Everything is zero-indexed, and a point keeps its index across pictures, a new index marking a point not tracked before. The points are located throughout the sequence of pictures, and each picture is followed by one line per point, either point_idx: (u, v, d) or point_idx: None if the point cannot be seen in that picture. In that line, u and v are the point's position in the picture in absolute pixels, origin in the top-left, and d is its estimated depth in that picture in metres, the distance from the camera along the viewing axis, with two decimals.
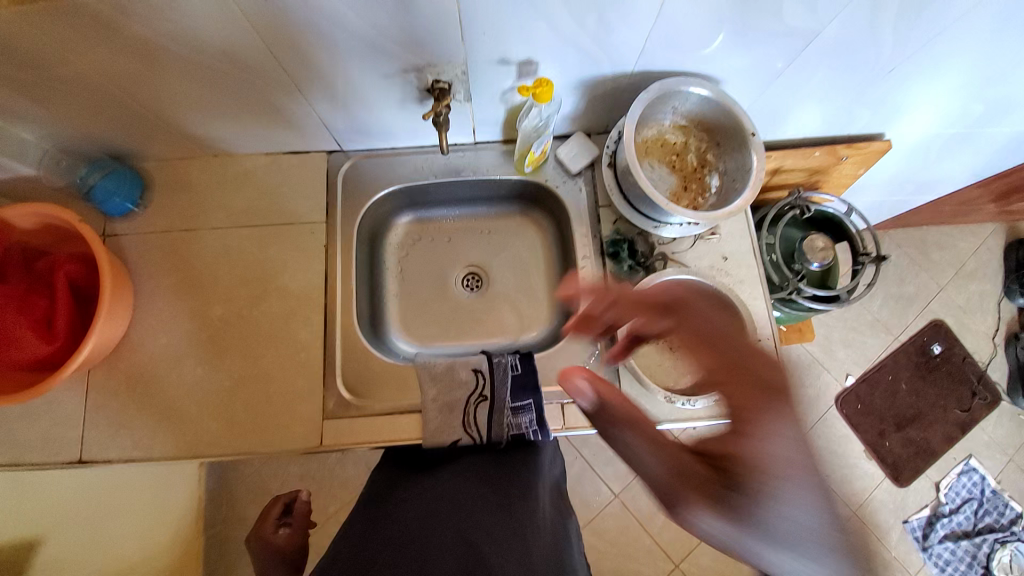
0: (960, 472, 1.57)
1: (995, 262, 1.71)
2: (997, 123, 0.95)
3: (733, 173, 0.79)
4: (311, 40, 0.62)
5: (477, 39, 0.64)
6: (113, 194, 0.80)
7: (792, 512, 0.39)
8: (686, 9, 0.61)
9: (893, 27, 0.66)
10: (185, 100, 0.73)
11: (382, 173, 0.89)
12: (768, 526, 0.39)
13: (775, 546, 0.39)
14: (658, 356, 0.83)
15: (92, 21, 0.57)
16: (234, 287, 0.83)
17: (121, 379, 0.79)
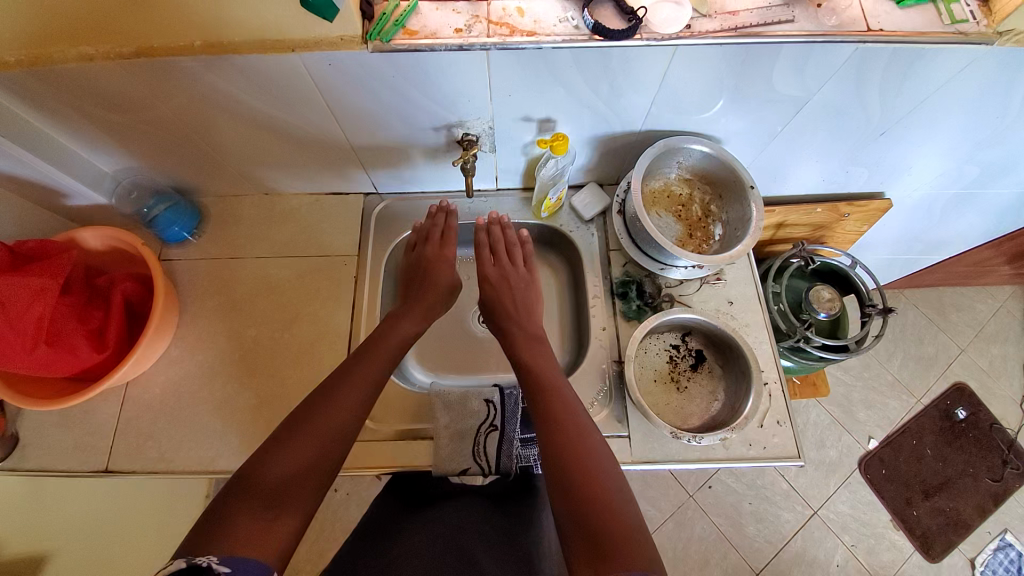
0: (996, 548, 1.47)
1: (1016, 325, 1.69)
2: (994, 185, 1.00)
3: (736, 223, 0.85)
4: (362, 97, 0.72)
5: (504, 100, 0.73)
6: (174, 223, 0.90)
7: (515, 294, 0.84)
8: (686, 78, 0.69)
9: (879, 96, 0.73)
10: (245, 143, 0.83)
11: (411, 214, 0.97)
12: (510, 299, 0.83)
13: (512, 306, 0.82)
14: (665, 395, 0.84)
15: (180, 74, 0.68)
16: (269, 312, 0.89)
17: (156, 393, 0.84)
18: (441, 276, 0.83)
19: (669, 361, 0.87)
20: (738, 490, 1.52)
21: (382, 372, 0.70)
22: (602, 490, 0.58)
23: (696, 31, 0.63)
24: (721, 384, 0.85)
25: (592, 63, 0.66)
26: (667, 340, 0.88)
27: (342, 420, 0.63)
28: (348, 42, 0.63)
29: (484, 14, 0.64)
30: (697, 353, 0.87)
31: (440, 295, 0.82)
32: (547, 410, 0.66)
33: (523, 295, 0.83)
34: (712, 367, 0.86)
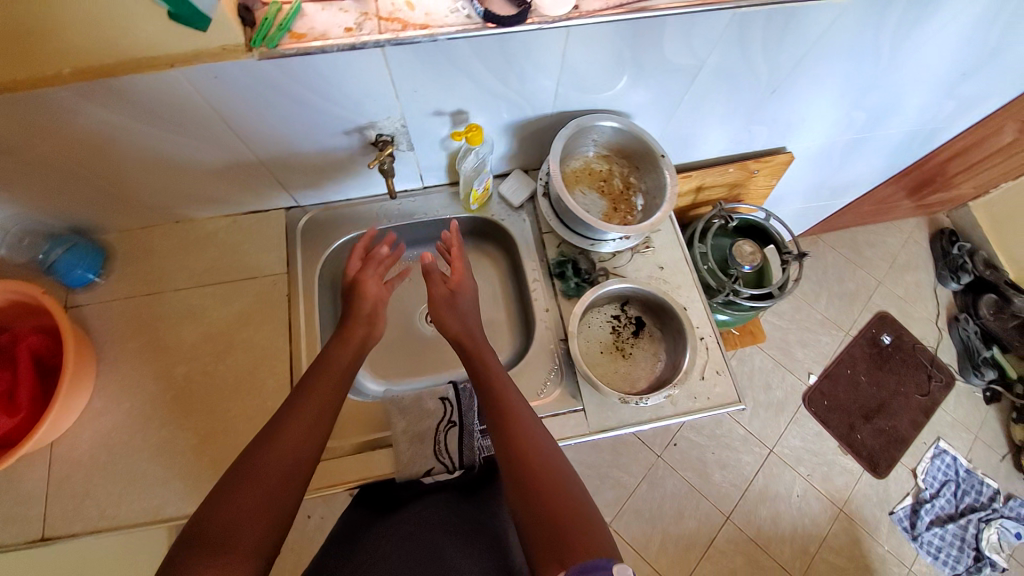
0: (933, 456, 1.65)
1: (923, 253, 1.87)
2: (883, 126, 1.09)
3: (654, 192, 0.89)
4: (264, 109, 0.70)
5: (411, 96, 0.72)
6: (75, 266, 0.83)
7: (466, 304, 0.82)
8: (585, 57, 0.72)
9: (764, 56, 0.79)
10: (146, 172, 0.78)
11: (340, 223, 0.95)
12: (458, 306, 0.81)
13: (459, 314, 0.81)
14: (612, 364, 0.88)
15: (53, 106, 0.62)
16: (198, 345, 0.85)
17: (84, 449, 0.78)
18: (369, 300, 0.79)
19: (611, 332, 0.90)
20: (700, 443, 1.60)
21: (331, 401, 0.68)
22: (563, 487, 0.60)
23: (585, 11, 0.65)
24: (661, 345, 0.89)
25: (491, 50, 0.67)
26: (607, 312, 0.91)
27: (291, 454, 0.60)
28: (231, 52, 0.60)
29: (373, 11, 0.63)
30: (635, 320, 0.91)
31: (368, 321, 0.79)
32: (504, 415, 0.68)
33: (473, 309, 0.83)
34: (651, 333, 0.90)
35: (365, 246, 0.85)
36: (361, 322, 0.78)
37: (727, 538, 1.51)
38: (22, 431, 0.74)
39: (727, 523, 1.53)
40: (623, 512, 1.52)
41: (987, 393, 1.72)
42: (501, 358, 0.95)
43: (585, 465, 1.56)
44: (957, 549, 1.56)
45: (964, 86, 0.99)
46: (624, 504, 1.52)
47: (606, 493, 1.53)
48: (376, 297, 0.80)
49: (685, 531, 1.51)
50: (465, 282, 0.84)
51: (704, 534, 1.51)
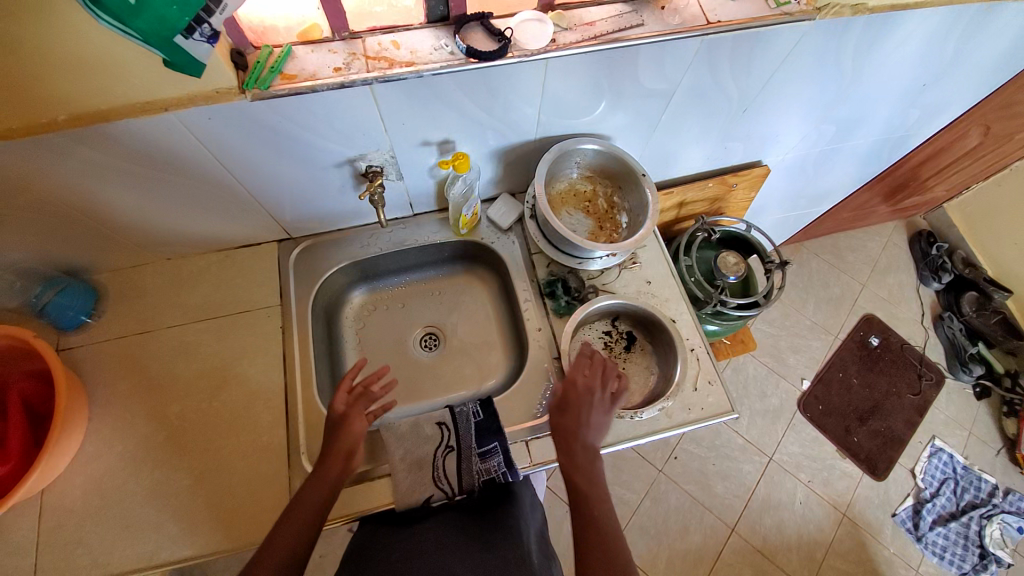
0: (930, 454, 1.66)
1: (903, 254, 1.93)
2: (854, 137, 1.14)
3: (637, 210, 0.91)
4: (255, 146, 0.71)
5: (399, 129, 0.75)
6: (67, 308, 0.83)
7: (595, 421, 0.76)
8: (564, 86, 0.75)
9: (733, 77, 0.83)
10: (137, 210, 0.79)
11: (331, 253, 0.96)
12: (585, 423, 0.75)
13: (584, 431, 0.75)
14: None
15: (47, 150, 0.64)
16: (193, 381, 0.85)
17: (77, 494, 0.77)
18: (352, 440, 0.75)
19: (603, 348, 0.92)
20: (701, 455, 1.61)
21: (306, 533, 0.66)
22: (620, 553, 0.65)
23: (561, 44, 0.69)
24: (653, 359, 0.91)
25: (475, 84, 0.70)
26: (598, 328, 0.93)
27: (290, 544, 0.64)
28: (225, 94, 0.62)
29: (360, 51, 0.66)
30: (626, 336, 0.93)
31: (346, 458, 0.73)
32: (574, 479, 0.72)
33: (597, 417, 0.76)
34: (643, 348, 0.92)
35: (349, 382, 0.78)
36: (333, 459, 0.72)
37: (733, 551, 1.50)
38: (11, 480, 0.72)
39: (733, 535, 1.52)
40: (629, 529, 1.50)
41: (977, 388, 1.75)
42: (496, 379, 0.97)
43: None
44: (962, 547, 1.56)
45: (925, 95, 1.04)
46: (628, 522, 1.51)
47: None
48: (352, 436, 0.75)
49: (691, 546, 1.50)
50: (599, 400, 0.77)
51: (710, 548, 1.50)
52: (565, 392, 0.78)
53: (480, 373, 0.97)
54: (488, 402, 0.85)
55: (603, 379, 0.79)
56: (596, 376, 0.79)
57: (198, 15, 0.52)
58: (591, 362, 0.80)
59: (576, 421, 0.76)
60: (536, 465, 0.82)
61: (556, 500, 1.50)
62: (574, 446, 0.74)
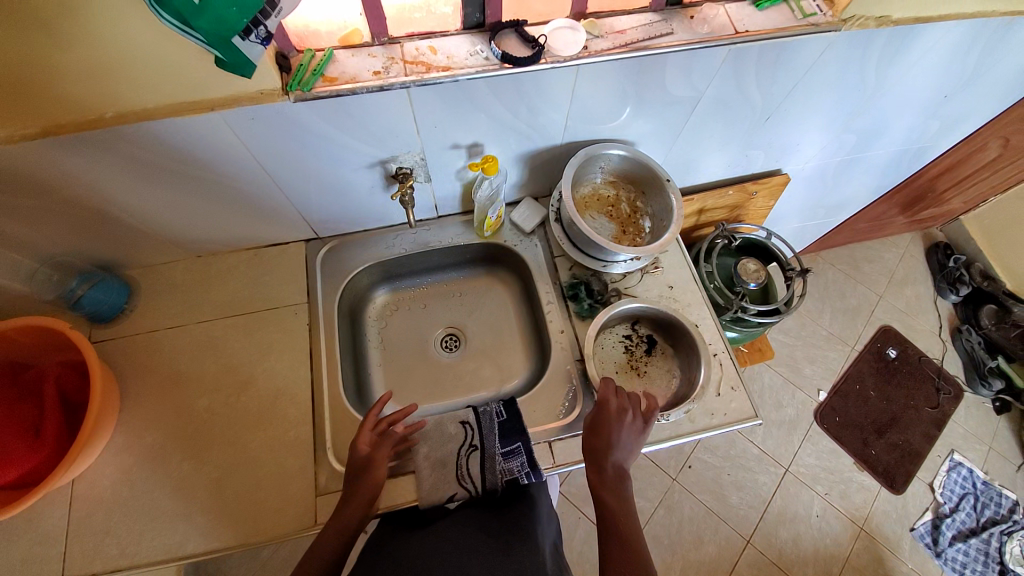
0: (949, 469, 1.63)
1: (920, 266, 1.92)
2: (874, 147, 1.15)
3: (661, 214, 0.92)
4: (292, 146, 0.73)
5: (431, 131, 0.77)
6: (103, 302, 0.85)
7: (625, 443, 0.75)
8: (592, 92, 0.77)
9: (758, 86, 0.84)
10: (173, 207, 0.81)
11: (357, 253, 0.98)
12: (615, 443, 0.75)
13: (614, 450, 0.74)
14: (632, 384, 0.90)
15: (93, 146, 0.66)
16: (221, 376, 0.86)
17: (107, 484, 0.78)
18: (376, 484, 0.73)
19: (624, 352, 0.92)
20: (715, 465, 1.59)
21: (326, 560, 0.66)
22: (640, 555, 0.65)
23: (592, 50, 0.71)
24: (674, 362, 0.91)
25: (508, 89, 0.72)
26: (619, 333, 0.94)
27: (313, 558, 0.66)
28: (269, 95, 0.65)
29: (399, 56, 0.68)
30: (646, 339, 0.93)
31: (367, 506, 0.72)
32: (603, 493, 0.72)
33: (629, 440, 0.76)
34: (665, 352, 0.92)
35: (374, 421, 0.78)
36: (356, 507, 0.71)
37: (748, 563, 1.48)
38: (31, 479, 0.73)
39: (748, 546, 1.50)
40: None
41: (997, 402, 1.73)
42: (517, 381, 0.97)
43: None
44: (982, 565, 1.53)
45: (947, 106, 1.05)
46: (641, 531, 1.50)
47: None
48: (374, 484, 0.73)
49: (705, 557, 1.48)
50: (631, 424, 0.76)
51: (724, 559, 1.48)
52: (596, 415, 0.78)
53: (501, 375, 0.98)
54: (512, 403, 0.86)
55: (633, 403, 0.79)
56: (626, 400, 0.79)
57: (255, 17, 0.53)
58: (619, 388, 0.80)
59: (608, 442, 0.75)
60: (560, 467, 0.82)
61: (569, 506, 1.49)
62: (605, 465, 0.74)
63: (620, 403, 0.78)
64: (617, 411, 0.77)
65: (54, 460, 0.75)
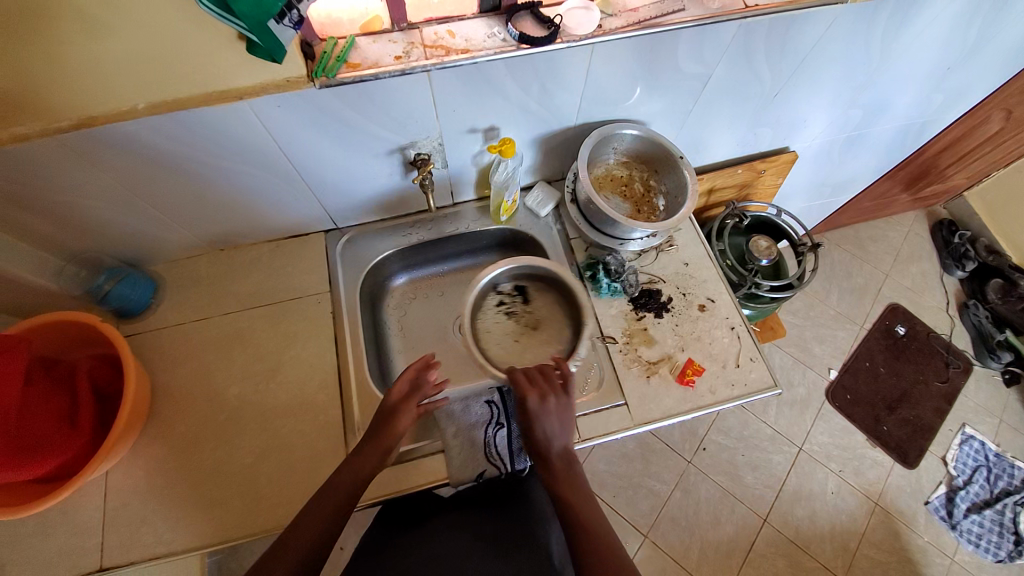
0: (961, 442, 1.65)
1: (926, 243, 1.93)
2: (879, 122, 1.16)
3: (674, 192, 0.94)
4: (316, 133, 0.75)
5: (449, 115, 0.78)
6: (130, 297, 0.86)
7: (556, 427, 0.73)
8: (606, 71, 0.78)
9: (766, 62, 0.85)
10: (195, 200, 0.82)
11: (376, 242, 0.99)
12: (547, 434, 0.73)
13: (553, 440, 0.72)
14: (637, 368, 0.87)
15: (121, 139, 0.67)
16: (248, 365, 0.88)
17: (143, 473, 0.79)
18: (395, 434, 0.74)
19: (507, 318, 0.93)
20: (729, 445, 1.61)
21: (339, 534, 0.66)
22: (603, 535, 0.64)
23: (607, 29, 0.72)
24: (548, 291, 0.94)
25: (524, 69, 0.73)
26: (491, 303, 0.94)
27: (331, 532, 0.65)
28: (295, 83, 0.66)
29: (418, 40, 0.69)
30: (518, 291, 0.95)
31: (383, 453, 0.73)
32: (564, 492, 0.70)
33: (560, 422, 0.74)
34: (540, 292, 0.95)
35: (419, 370, 0.80)
36: (376, 449, 0.73)
37: (766, 542, 1.50)
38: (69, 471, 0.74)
39: (765, 525, 1.52)
40: (660, 521, 1.50)
41: (1006, 375, 1.74)
42: None
43: (617, 476, 1.55)
44: (997, 535, 1.55)
45: (951, 78, 1.07)
46: (658, 513, 1.51)
47: (640, 503, 1.52)
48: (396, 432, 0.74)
49: (723, 536, 1.49)
50: (554, 406, 0.74)
51: (742, 538, 1.50)
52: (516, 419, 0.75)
53: None
54: None
55: (545, 385, 0.75)
56: (535, 387, 0.75)
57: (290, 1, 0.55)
58: (522, 377, 0.76)
59: (543, 437, 0.73)
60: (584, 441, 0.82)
61: None
62: (548, 457, 0.72)
63: (533, 395, 0.74)
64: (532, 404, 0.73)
65: (86, 453, 0.76)
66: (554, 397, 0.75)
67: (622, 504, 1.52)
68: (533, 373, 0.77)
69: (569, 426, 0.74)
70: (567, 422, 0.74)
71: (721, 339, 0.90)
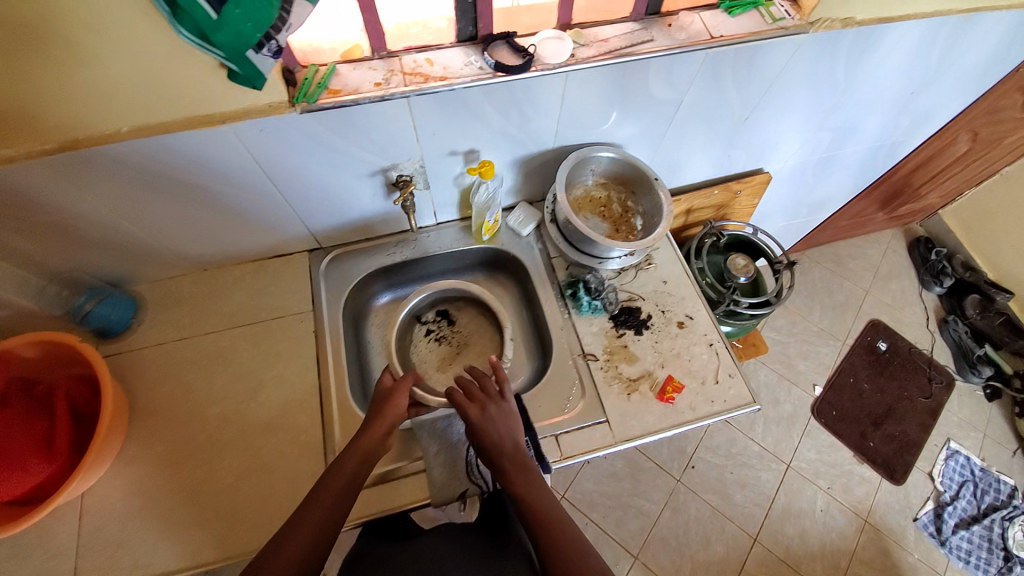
0: (947, 457, 1.66)
1: (904, 261, 1.98)
2: (849, 144, 1.21)
3: (651, 212, 0.97)
4: (297, 156, 0.77)
5: (430, 139, 0.81)
6: (110, 317, 0.86)
7: (505, 431, 0.73)
8: (581, 97, 0.81)
9: (735, 88, 0.89)
10: (177, 220, 0.83)
11: (360, 261, 1.00)
12: (496, 438, 0.72)
13: (505, 442, 0.72)
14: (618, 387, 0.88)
15: (106, 160, 0.69)
16: (229, 385, 0.87)
17: (120, 495, 0.78)
18: (394, 415, 0.77)
19: (440, 343, 1.02)
20: (718, 463, 1.60)
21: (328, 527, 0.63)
22: (572, 531, 0.64)
23: (579, 58, 0.75)
24: (469, 307, 1.05)
25: (501, 95, 0.76)
26: (421, 335, 1.02)
27: (322, 523, 0.63)
28: (276, 108, 0.68)
29: (398, 68, 0.72)
30: (440, 315, 1.04)
31: (386, 434, 0.75)
32: (525, 491, 0.67)
33: (507, 424, 0.74)
34: (461, 310, 1.05)
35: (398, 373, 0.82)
36: (379, 431, 0.75)
37: (757, 561, 1.48)
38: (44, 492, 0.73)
39: (756, 544, 1.50)
40: (650, 542, 1.48)
41: (987, 390, 1.76)
42: (520, 379, 0.98)
43: (606, 495, 1.54)
44: (987, 552, 1.54)
45: (914, 103, 1.12)
46: (648, 534, 1.49)
47: (630, 523, 1.51)
48: (395, 415, 0.77)
49: (714, 557, 1.48)
50: (496, 411, 0.75)
51: (732, 558, 1.48)
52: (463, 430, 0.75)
53: None
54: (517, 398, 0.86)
55: (486, 393, 0.77)
56: (476, 395, 0.76)
57: (268, 32, 0.57)
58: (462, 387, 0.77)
59: (492, 440, 0.72)
60: (567, 459, 0.82)
61: (575, 512, 1.51)
62: (504, 456, 0.71)
63: (472, 405, 0.75)
64: (475, 412, 0.74)
65: (63, 476, 0.75)
66: (497, 404, 0.76)
67: (612, 525, 1.50)
68: (470, 384, 0.78)
69: (516, 426, 0.75)
70: (515, 423, 0.75)
71: (700, 356, 0.92)
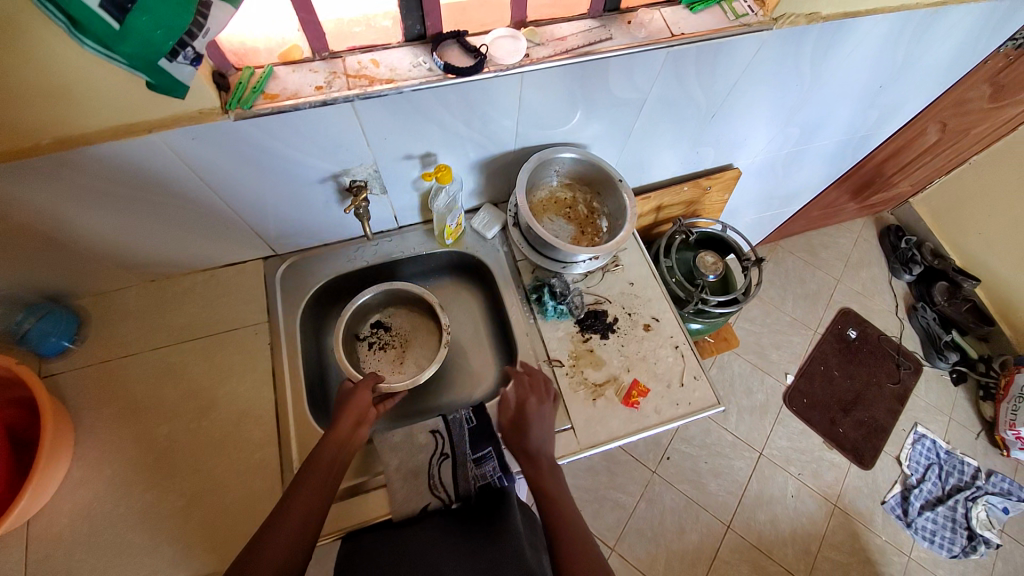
0: (914, 441, 1.71)
1: (874, 249, 2.00)
2: (818, 138, 1.20)
3: (615, 212, 0.95)
4: (238, 164, 0.73)
5: (382, 143, 0.77)
6: (49, 335, 0.82)
7: (544, 433, 0.78)
8: (539, 98, 0.78)
9: (699, 85, 0.87)
10: (113, 232, 0.79)
11: (319, 267, 0.97)
12: (534, 438, 0.77)
13: (542, 444, 0.77)
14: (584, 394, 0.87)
15: (25, 174, 0.64)
16: (181, 401, 0.84)
17: (65, 522, 0.75)
18: (362, 406, 0.79)
19: (386, 351, 0.99)
20: (692, 453, 1.63)
21: (311, 522, 0.64)
22: (579, 528, 0.67)
23: (534, 58, 0.72)
24: (399, 308, 1.03)
25: (454, 98, 0.73)
26: (365, 350, 0.98)
27: (302, 522, 0.63)
28: (208, 115, 0.64)
29: (341, 70, 0.68)
30: (373, 325, 1.01)
31: (355, 425, 0.76)
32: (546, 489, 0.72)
33: (546, 429, 0.79)
34: (392, 314, 1.02)
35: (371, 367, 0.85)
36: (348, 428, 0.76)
37: (730, 548, 1.52)
38: None
39: (729, 531, 1.54)
40: (627, 534, 1.51)
41: (954, 374, 1.81)
42: (488, 385, 0.97)
43: (582, 489, 1.55)
44: (951, 531, 1.60)
45: (882, 96, 1.11)
46: (624, 526, 1.51)
47: (606, 516, 1.52)
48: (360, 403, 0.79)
49: (688, 545, 1.51)
50: (548, 414, 0.80)
51: (706, 547, 1.51)
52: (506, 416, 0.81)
53: (471, 381, 0.98)
54: (480, 408, 0.86)
55: (541, 394, 0.83)
56: (532, 394, 0.82)
57: (181, 39, 0.52)
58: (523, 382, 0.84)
59: (536, 438, 0.77)
60: None
61: None
62: (537, 458, 0.75)
63: (528, 399, 0.81)
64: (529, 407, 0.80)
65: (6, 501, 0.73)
66: (548, 407, 0.82)
67: (588, 519, 1.51)
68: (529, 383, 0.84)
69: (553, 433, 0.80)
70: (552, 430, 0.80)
71: (666, 359, 0.91)
